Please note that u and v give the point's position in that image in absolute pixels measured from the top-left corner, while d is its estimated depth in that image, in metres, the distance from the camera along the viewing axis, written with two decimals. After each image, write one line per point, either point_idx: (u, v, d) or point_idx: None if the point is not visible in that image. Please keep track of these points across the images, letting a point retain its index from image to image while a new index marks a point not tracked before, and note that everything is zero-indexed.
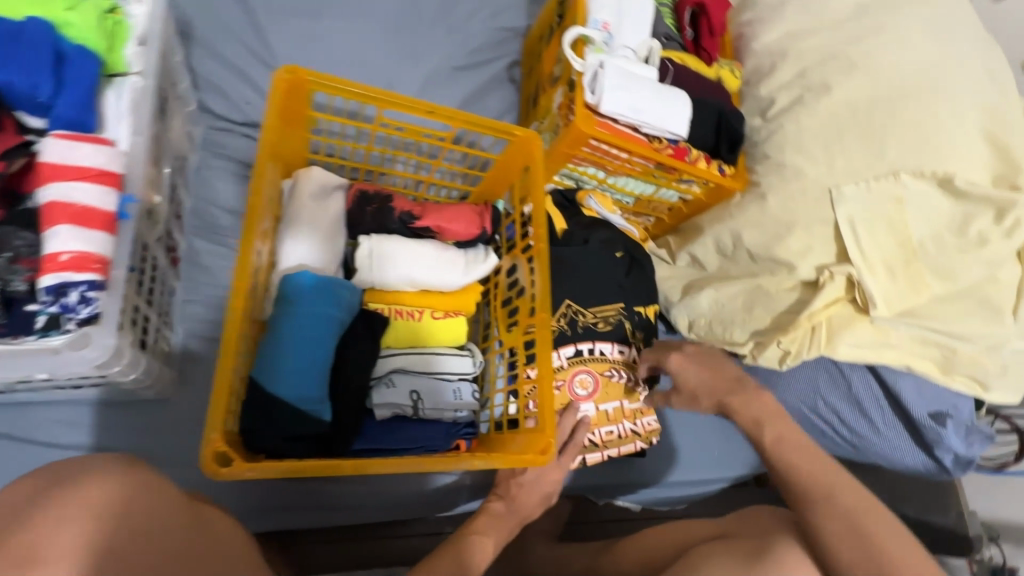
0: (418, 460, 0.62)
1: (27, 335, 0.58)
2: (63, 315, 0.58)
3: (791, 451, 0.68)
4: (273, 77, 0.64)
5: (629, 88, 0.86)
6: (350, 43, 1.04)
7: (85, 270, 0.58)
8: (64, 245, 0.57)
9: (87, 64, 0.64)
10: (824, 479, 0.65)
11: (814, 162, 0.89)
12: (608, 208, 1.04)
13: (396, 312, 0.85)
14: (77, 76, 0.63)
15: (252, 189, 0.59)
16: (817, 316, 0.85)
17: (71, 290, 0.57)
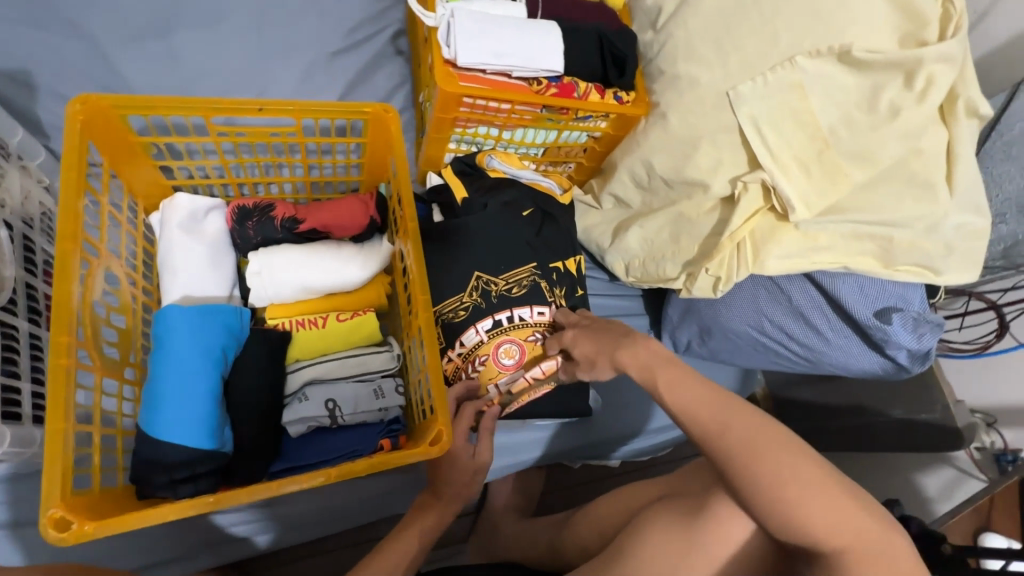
0: (307, 475, 0.59)
1: None
2: None
3: (686, 391, 0.59)
4: (69, 111, 0.59)
5: (486, 33, 0.79)
6: (211, 54, 0.99)
7: None
8: None
9: None
10: (744, 435, 0.54)
11: (708, 66, 0.80)
12: (514, 165, 0.95)
13: (298, 324, 0.81)
14: None
15: (59, 229, 0.55)
16: (739, 233, 0.79)
17: None
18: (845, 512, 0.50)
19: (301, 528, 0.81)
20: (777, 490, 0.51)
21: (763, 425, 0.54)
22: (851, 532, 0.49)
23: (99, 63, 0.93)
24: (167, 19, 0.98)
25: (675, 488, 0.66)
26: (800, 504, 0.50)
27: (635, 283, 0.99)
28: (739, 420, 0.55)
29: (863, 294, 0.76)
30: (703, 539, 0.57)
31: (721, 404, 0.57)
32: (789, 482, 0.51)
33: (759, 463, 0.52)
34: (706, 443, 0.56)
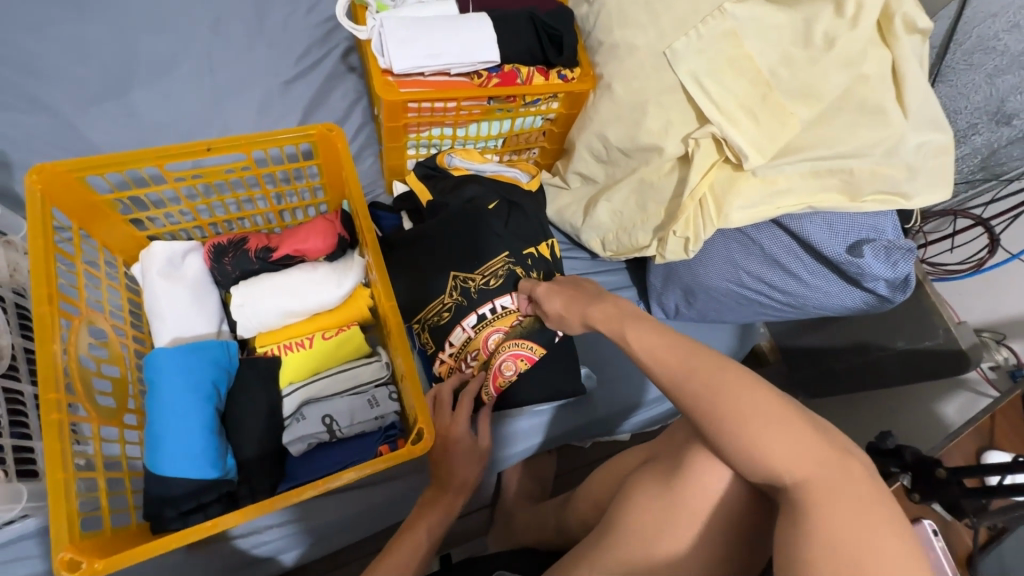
0: (299, 489, 0.63)
1: None
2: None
3: (652, 336, 0.60)
4: (27, 186, 0.63)
5: (418, 36, 0.80)
6: (173, 104, 1.03)
7: None
8: None
9: None
10: (705, 373, 0.55)
11: (642, 29, 0.80)
12: (476, 160, 0.96)
13: (285, 348, 0.83)
14: None
15: (35, 295, 0.59)
16: (699, 189, 0.78)
17: None
18: (803, 441, 0.50)
19: (319, 540, 0.84)
20: (735, 422, 0.51)
21: (724, 363, 0.55)
22: (810, 460, 0.49)
23: (68, 131, 0.97)
24: (125, 78, 1.02)
25: (662, 452, 0.67)
26: (759, 434, 0.50)
27: (613, 256, 0.98)
28: (701, 360, 0.56)
29: (833, 231, 0.74)
30: (688, 496, 0.57)
31: (686, 348, 0.57)
32: (747, 413, 0.51)
33: (720, 396, 0.53)
34: (671, 387, 0.57)
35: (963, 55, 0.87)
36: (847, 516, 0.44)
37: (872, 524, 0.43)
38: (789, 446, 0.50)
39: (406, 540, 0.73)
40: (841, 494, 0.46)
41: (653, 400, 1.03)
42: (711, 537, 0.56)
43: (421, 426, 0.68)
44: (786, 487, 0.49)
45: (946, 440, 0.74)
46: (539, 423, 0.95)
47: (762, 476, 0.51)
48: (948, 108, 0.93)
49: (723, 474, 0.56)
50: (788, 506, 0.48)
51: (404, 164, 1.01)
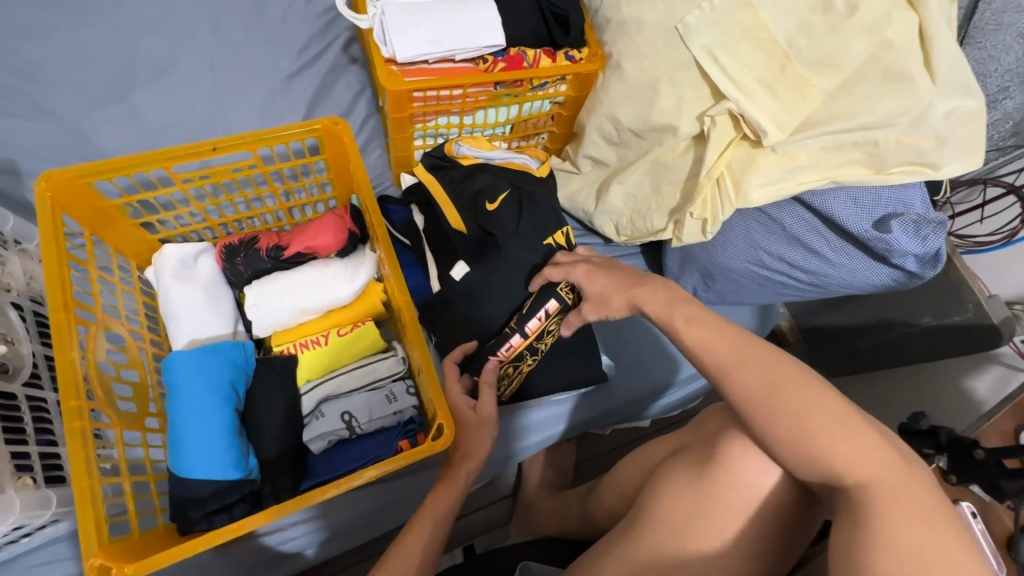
0: (322, 488, 0.63)
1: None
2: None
3: (703, 326, 0.58)
4: (36, 194, 0.63)
5: (420, 23, 0.78)
6: (177, 105, 1.02)
7: None
8: None
9: None
10: (762, 365, 0.53)
11: (651, 4, 0.77)
12: (485, 148, 0.94)
13: (302, 346, 0.83)
14: None
15: (51, 303, 0.59)
16: (716, 169, 0.75)
17: None
18: (868, 442, 0.48)
19: (343, 535, 0.85)
20: (796, 419, 0.50)
21: (785, 359, 0.53)
22: (878, 463, 0.47)
23: (75, 137, 0.97)
24: (128, 81, 1.01)
25: (686, 440, 0.66)
26: (821, 431, 0.49)
27: (629, 240, 0.97)
28: (758, 351, 0.54)
29: (858, 207, 0.72)
30: (720, 485, 0.56)
31: (741, 337, 0.56)
32: (810, 408, 0.50)
33: (780, 389, 0.52)
34: (721, 377, 0.55)
35: (992, 15, 0.83)
36: (918, 522, 0.43)
37: (940, 536, 0.42)
38: (854, 445, 0.48)
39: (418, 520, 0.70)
40: (903, 499, 0.45)
41: (686, 379, 1.01)
42: (750, 532, 0.55)
43: (440, 421, 0.68)
44: (845, 488, 0.48)
45: (981, 421, 0.72)
46: (558, 412, 0.95)
47: (821, 475, 0.49)
48: (976, 72, 0.88)
49: (766, 469, 0.55)
50: (847, 508, 0.47)
51: (411, 155, 1.00)
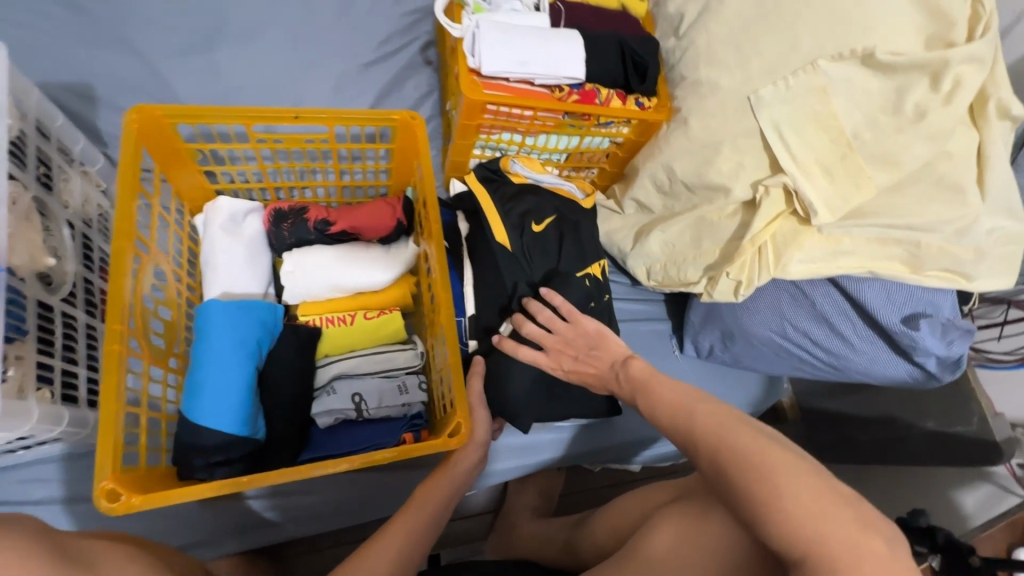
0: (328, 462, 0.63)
1: None
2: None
3: (665, 402, 0.64)
4: (124, 121, 0.65)
5: (511, 42, 0.82)
6: (255, 68, 1.06)
7: None
8: None
9: None
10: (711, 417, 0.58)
11: (728, 71, 0.81)
12: (537, 170, 0.97)
13: (327, 321, 0.84)
14: None
15: (115, 231, 0.60)
16: (761, 237, 0.78)
17: None
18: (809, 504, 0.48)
19: (325, 516, 0.84)
20: (745, 460, 0.52)
21: (726, 425, 0.56)
22: (813, 499, 0.48)
23: (152, 77, 1.00)
24: (214, 35, 1.05)
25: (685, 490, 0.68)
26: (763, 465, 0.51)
27: (657, 287, 0.99)
28: (706, 406, 0.60)
29: (891, 299, 0.75)
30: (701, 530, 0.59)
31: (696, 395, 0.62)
32: (757, 453, 0.52)
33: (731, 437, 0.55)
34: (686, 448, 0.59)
35: None
36: None
37: None
38: (802, 488, 0.48)
39: (402, 515, 0.68)
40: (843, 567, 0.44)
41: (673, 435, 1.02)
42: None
43: (458, 421, 0.66)
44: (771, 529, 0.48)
45: (979, 531, 0.73)
46: (556, 438, 0.95)
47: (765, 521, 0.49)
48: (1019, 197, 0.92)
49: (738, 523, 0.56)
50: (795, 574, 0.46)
51: (467, 162, 1.03)
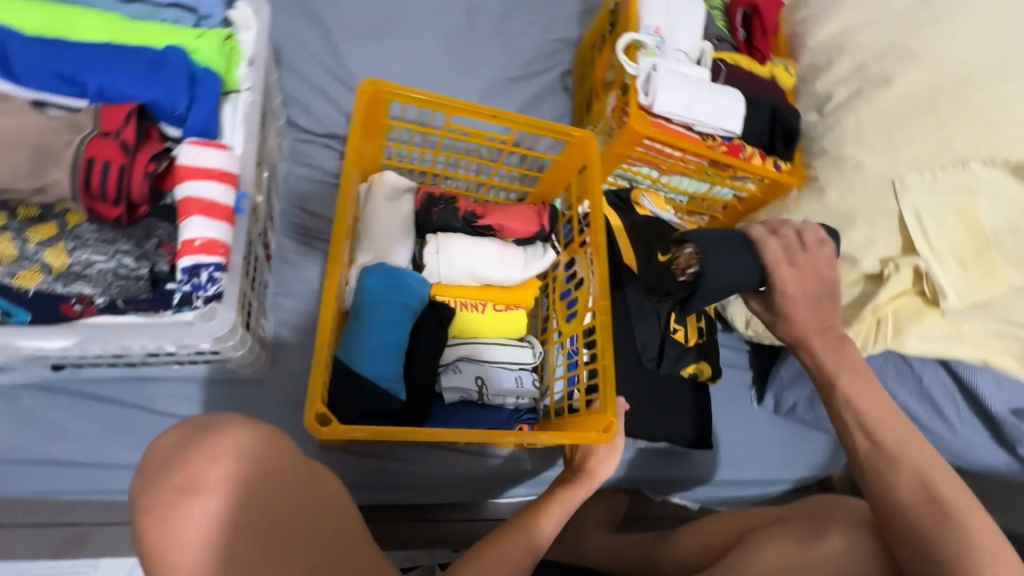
0: (482, 433, 0.65)
1: (167, 311, 0.57)
2: (196, 294, 0.57)
3: (871, 397, 0.69)
4: (357, 90, 0.72)
5: (683, 88, 0.89)
6: (417, 61, 1.14)
7: (215, 254, 0.56)
8: (197, 232, 0.55)
9: (216, 85, 0.60)
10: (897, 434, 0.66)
11: (874, 153, 0.88)
12: (661, 207, 1.05)
13: (461, 304, 0.90)
14: (211, 95, 0.60)
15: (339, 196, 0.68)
16: (882, 309, 0.84)
17: (204, 272, 0.55)
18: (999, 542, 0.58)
19: (420, 490, 0.86)
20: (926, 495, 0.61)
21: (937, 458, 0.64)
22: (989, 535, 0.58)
23: (329, 50, 1.08)
24: (388, 26, 1.14)
25: (786, 514, 0.73)
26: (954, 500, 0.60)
27: (754, 336, 1.05)
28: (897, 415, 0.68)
29: (1001, 389, 0.80)
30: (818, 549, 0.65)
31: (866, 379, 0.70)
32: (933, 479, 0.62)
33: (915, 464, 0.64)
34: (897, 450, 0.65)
35: None
36: None
37: None
38: (986, 529, 0.58)
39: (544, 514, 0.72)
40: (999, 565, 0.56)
41: (727, 482, 1.06)
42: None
43: (607, 417, 0.68)
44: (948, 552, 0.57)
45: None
46: (628, 458, 1.00)
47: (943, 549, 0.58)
48: None
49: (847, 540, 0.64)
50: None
51: None
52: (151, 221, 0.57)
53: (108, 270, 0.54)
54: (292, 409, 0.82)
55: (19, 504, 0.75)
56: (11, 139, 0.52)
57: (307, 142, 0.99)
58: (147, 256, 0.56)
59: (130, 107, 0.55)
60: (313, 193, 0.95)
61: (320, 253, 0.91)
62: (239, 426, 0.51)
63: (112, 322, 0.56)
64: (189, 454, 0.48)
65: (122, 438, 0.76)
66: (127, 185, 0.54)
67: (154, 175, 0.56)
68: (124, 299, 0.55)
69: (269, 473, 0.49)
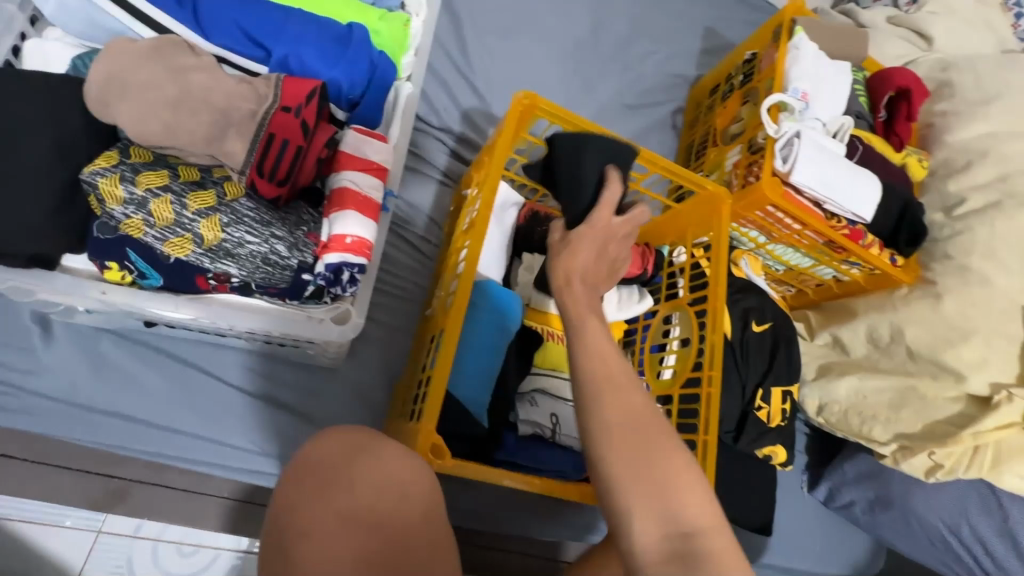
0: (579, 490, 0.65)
1: (293, 299, 0.67)
2: (326, 289, 0.67)
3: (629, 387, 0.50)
4: (511, 100, 0.68)
5: (823, 163, 0.85)
6: (537, 68, 1.10)
7: (361, 254, 0.66)
8: (350, 229, 0.65)
9: (389, 74, 0.77)
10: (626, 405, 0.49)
11: (1005, 272, 0.86)
12: (757, 270, 1.00)
13: (548, 334, 0.84)
14: (381, 84, 0.76)
15: (481, 215, 0.67)
16: (983, 436, 0.81)
17: (346, 271, 0.65)
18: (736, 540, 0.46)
19: (469, 515, 0.83)
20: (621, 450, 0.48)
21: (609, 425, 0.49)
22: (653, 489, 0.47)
23: (455, 40, 1.04)
24: (515, 27, 1.10)
25: None
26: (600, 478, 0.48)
27: (823, 425, 0.99)
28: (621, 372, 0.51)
29: None
30: None
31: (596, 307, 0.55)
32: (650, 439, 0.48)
33: (613, 419, 0.49)
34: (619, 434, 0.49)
35: None
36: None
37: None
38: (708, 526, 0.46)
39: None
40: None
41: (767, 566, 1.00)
42: None
43: None
44: (702, 544, 0.45)
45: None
46: None
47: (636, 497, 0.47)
48: None
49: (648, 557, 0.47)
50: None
51: None
52: (298, 204, 0.68)
53: (259, 253, 0.64)
54: (358, 405, 0.78)
55: (64, 448, 0.70)
56: (201, 101, 0.62)
57: (421, 132, 0.95)
58: (297, 247, 0.65)
59: (312, 88, 0.65)
60: (417, 185, 0.91)
61: (414, 249, 0.88)
62: (401, 456, 0.48)
63: (240, 301, 0.66)
64: (346, 469, 0.46)
65: (184, 402, 0.72)
66: (300, 171, 0.66)
67: (323, 158, 0.68)
68: (260, 283, 0.65)
69: (418, 519, 0.46)
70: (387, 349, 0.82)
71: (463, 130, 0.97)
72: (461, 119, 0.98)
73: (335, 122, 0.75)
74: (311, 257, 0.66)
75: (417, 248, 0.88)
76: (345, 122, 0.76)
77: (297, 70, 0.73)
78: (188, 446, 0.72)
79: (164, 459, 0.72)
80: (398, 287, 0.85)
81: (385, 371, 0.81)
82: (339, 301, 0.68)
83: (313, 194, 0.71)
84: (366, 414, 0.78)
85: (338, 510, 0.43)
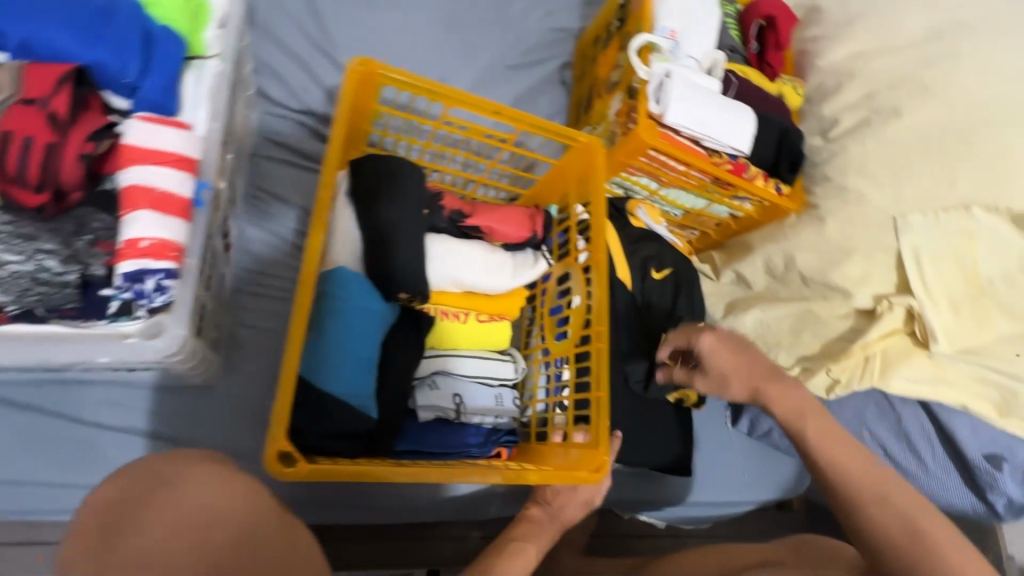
0: (462, 473, 0.60)
1: (100, 320, 0.57)
2: (136, 303, 0.57)
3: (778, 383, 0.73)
4: (346, 69, 0.63)
5: (696, 101, 0.84)
6: (406, 35, 1.02)
7: (163, 258, 0.56)
8: (143, 232, 0.55)
9: (173, 48, 0.62)
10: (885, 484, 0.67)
11: (878, 187, 0.86)
12: (654, 219, 1.00)
13: (443, 313, 0.83)
14: (165, 61, 0.61)
15: (323, 188, 0.59)
16: (872, 347, 0.83)
17: (149, 278, 0.55)
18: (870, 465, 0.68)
19: (391, 508, 0.82)
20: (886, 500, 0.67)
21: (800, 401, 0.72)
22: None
23: (309, 16, 0.96)
24: None
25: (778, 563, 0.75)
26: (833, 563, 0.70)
27: None
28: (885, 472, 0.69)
29: (977, 435, 0.81)
30: None
31: (772, 371, 0.74)
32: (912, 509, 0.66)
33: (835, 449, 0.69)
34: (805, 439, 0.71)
35: None
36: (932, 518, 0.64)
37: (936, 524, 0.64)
38: (852, 460, 0.69)
39: (512, 556, 0.70)
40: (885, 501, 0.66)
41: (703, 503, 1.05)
42: None
43: (597, 454, 0.65)
44: (836, 469, 0.69)
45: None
46: None
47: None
48: None
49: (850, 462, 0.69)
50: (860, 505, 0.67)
51: None
52: (80, 212, 0.56)
53: (25, 273, 0.54)
54: (246, 418, 0.75)
55: None
56: None
57: (280, 119, 0.89)
58: (76, 258, 0.55)
59: (62, 74, 0.56)
60: (282, 176, 0.85)
61: (287, 244, 0.83)
62: (214, 481, 0.42)
63: (29, 331, 0.57)
64: (142, 503, 0.40)
65: (41, 451, 0.71)
66: (58, 170, 0.54)
67: (93, 154, 0.56)
68: (42, 306, 0.55)
69: (226, 546, 0.39)
70: (263, 356, 0.78)
71: (329, 110, 0.91)
72: (327, 99, 0.92)
73: (115, 113, 0.61)
74: (101, 268, 0.55)
75: (289, 242, 0.83)
76: (129, 112, 0.61)
77: (48, 58, 0.58)
78: (51, 497, 0.71)
79: (29, 512, 0.71)
80: (275, 287, 0.81)
81: (269, 380, 0.78)
82: (155, 314, 0.58)
83: (104, 197, 0.57)
84: (254, 427, 0.76)
85: (120, 559, 0.38)
